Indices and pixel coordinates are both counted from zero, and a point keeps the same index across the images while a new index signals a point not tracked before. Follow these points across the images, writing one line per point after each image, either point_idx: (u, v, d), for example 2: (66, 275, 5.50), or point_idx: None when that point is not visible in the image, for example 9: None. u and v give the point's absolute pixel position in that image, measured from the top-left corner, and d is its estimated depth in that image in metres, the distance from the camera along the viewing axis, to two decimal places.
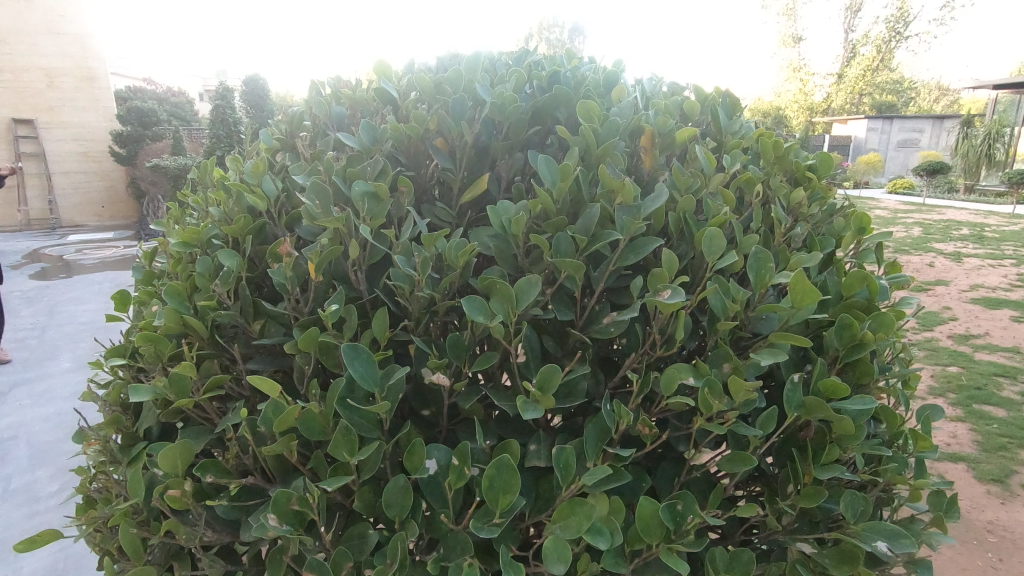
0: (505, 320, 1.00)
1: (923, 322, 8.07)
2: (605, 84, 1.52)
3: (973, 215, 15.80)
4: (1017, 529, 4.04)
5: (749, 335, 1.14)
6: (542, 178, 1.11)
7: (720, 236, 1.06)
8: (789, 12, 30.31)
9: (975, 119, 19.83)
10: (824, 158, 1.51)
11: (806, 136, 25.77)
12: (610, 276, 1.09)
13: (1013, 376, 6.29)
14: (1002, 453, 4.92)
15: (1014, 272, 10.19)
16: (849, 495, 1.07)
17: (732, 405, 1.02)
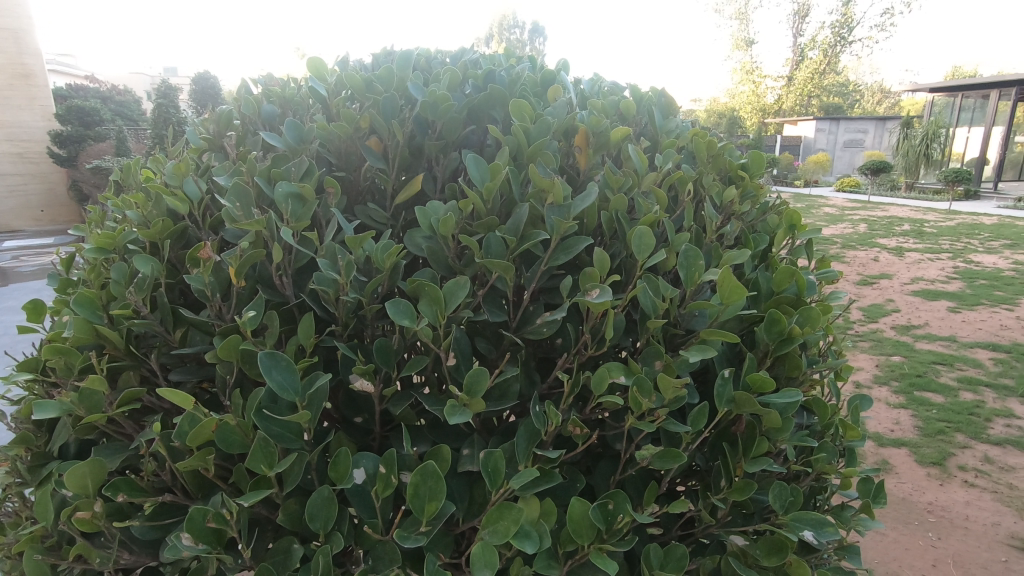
0: (433, 322, 0.98)
1: (869, 314, 8.45)
2: (543, 83, 1.52)
3: (913, 212, 16.64)
4: (954, 508, 4.27)
5: (680, 332, 1.16)
6: (472, 178, 1.09)
7: (649, 236, 1.07)
8: (741, 16, 31.22)
9: (914, 120, 20.87)
10: (757, 157, 1.54)
11: (759, 136, 26.63)
12: (542, 276, 1.09)
13: (949, 364, 6.65)
14: (941, 437, 5.19)
15: (950, 265, 10.77)
16: (777, 486, 1.09)
17: (663, 402, 1.03)
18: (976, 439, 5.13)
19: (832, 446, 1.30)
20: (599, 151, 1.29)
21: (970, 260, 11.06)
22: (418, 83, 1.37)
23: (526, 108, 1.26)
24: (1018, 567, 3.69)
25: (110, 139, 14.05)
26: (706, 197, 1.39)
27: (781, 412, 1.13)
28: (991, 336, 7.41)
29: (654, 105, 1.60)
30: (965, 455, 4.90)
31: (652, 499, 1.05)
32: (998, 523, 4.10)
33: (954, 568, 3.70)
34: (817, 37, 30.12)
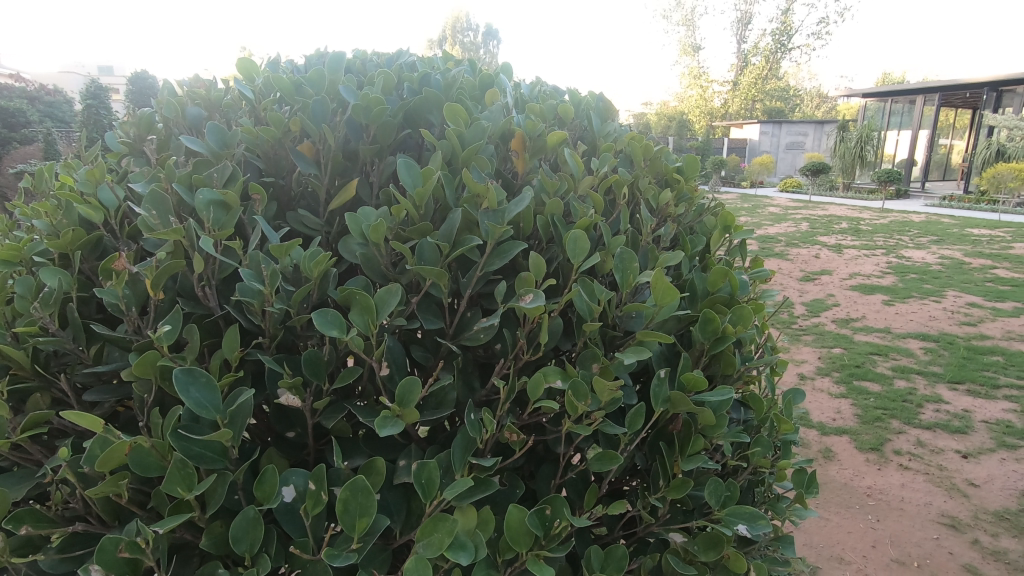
0: (365, 331, 0.95)
1: (811, 309, 8.84)
2: (481, 86, 1.51)
3: (849, 211, 17.53)
4: (891, 491, 4.51)
5: (618, 334, 1.17)
6: (403, 183, 1.07)
7: (584, 239, 1.08)
8: (687, 22, 32.20)
9: (849, 124, 22.00)
10: (690, 160, 1.58)
11: (707, 139, 27.53)
12: (478, 281, 1.07)
13: (884, 354, 7.04)
14: (878, 423, 5.48)
15: (884, 261, 11.40)
16: (712, 482, 1.12)
17: (599, 404, 1.03)
18: (909, 424, 5.44)
19: (767, 440, 1.34)
20: (536, 156, 1.29)
21: (902, 256, 11.73)
22: (351, 85, 1.34)
23: (460, 111, 1.24)
24: (949, 544, 3.93)
25: (37, 142, 13.25)
26: (641, 200, 1.41)
27: (715, 409, 1.16)
28: (921, 327, 7.88)
29: (592, 109, 1.63)
30: (900, 440, 5.19)
31: (592, 501, 1.05)
32: (931, 503, 4.35)
33: (891, 548, 3.90)
34: (759, 43, 31.38)
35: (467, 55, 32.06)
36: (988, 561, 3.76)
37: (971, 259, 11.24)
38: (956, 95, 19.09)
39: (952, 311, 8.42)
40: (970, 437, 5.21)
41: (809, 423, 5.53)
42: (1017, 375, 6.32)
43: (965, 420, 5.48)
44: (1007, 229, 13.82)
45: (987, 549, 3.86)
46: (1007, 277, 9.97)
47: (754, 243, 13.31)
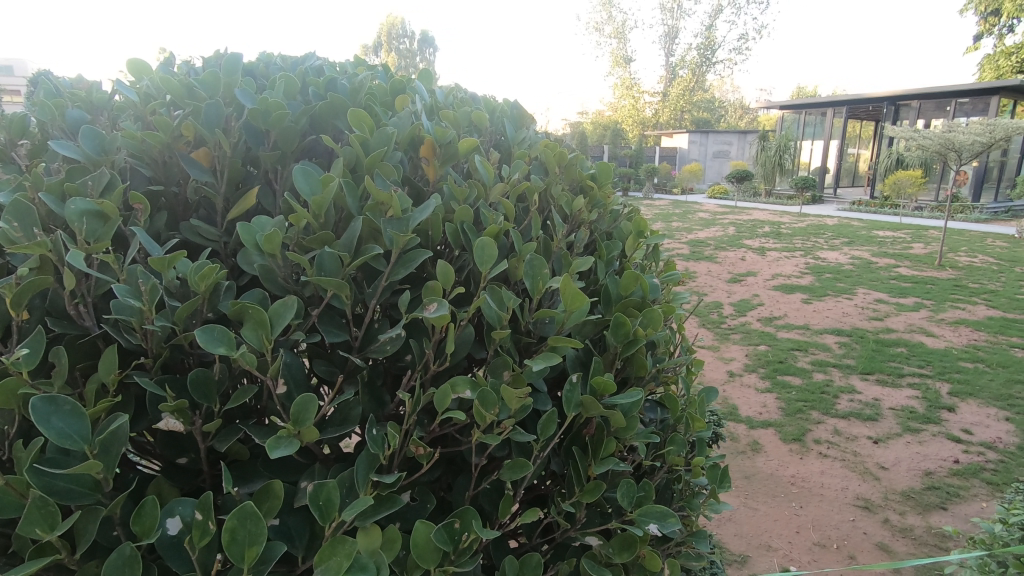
0: (259, 348, 0.90)
1: (738, 309, 9.30)
2: (392, 92, 1.48)
3: (771, 215, 18.61)
4: (812, 478, 4.79)
5: (531, 340, 1.17)
6: (300, 190, 1.03)
7: (491, 246, 1.07)
8: (618, 34, 33.25)
9: (769, 133, 23.40)
10: (603, 168, 1.62)
11: (640, 148, 28.51)
12: (384, 292, 1.04)
13: (804, 349, 7.49)
14: (799, 415, 5.82)
15: (802, 262, 12.16)
16: (624, 485, 1.13)
17: (509, 412, 1.03)
18: (827, 414, 5.81)
19: (680, 437, 1.38)
20: (447, 164, 1.27)
21: (818, 257, 12.55)
22: (251, 89, 1.28)
23: (366, 118, 1.21)
24: (864, 524, 4.20)
25: None
26: (555, 207, 1.43)
27: (626, 411, 1.18)
28: (836, 323, 8.45)
29: (507, 116, 1.64)
30: (819, 430, 5.52)
31: (505, 511, 1.04)
32: (847, 488, 4.65)
33: (813, 533, 4.13)
34: (685, 56, 32.85)
35: (403, 63, 31.81)
36: (897, 538, 4.04)
37: (878, 258, 12.18)
38: (861, 108, 20.70)
39: (863, 307, 9.08)
40: (880, 423, 5.61)
41: (738, 418, 5.80)
42: (919, 365, 6.88)
43: (876, 408, 5.90)
44: (908, 231, 15.07)
45: (897, 527, 4.16)
46: (908, 274, 10.87)
47: (686, 247, 13.88)
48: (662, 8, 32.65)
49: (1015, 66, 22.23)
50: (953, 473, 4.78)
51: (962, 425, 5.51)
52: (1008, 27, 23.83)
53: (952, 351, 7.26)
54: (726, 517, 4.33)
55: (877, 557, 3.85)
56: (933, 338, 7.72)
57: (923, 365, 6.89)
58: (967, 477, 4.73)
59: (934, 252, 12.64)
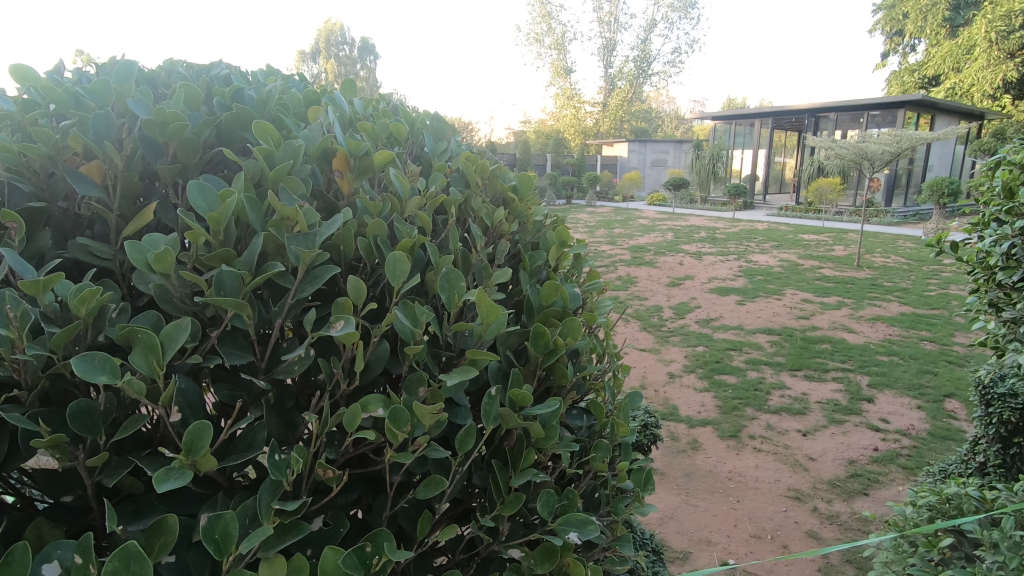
0: (149, 375, 0.85)
1: (678, 311, 9.62)
2: (306, 103, 1.45)
3: (707, 221, 19.41)
4: (748, 472, 5.00)
5: (451, 353, 1.16)
6: (196, 206, 0.98)
7: (403, 260, 1.06)
8: (557, 45, 33.88)
9: (703, 143, 24.44)
10: (524, 179, 1.64)
11: (583, 157, 29.10)
12: (291, 310, 1.01)
13: (739, 349, 7.84)
14: (735, 412, 6.07)
15: (736, 265, 12.75)
16: (544, 495, 1.13)
17: (424, 428, 1.02)
18: (760, 411, 6.08)
19: (604, 444, 1.40)
20: (362, 177, 1.25)
21: (750, 260, 13.18)
22: (147, 100, 1.21)
23: (272, 131, 1.17)
24: (795, 514, 4.41)
25: None
26: (475, 218, 1.44)
27: (547, 421, 1.19)
28: (767, 322, 8.90)
29: (426, 128, 1.64)
30: (754, 425, 5.78)
31: (424, 530, 1.02)
32: (780, 480, 4.88)
33: (749, 526, 4.31)
34: (623, 68, 33.88)
35: (343, 70, 31.25)
36: (825, 525, 4.27)
37: (803, 261, 12.93)
38: (785, 119, 22.00)
39: (791, 307, 9.61)
40: (808, 417, 5.93)
41: (678, 418, 5.99)
42: (842, 360, 7.35)
43: (804, 402, 6.24)
44: (830, 234, 16.11)
45: (824, 514, 4.40)
46: (831, 275, 11.61)
47: (627, 253, 14.27)
48: (600, 21, 33.60)
49: (918, 83, 24.30)
50: (873, 460, 5.11)
51: (880, 415, 5.91)
52: (910, 47, 26.01)
53: (871, 346, 7.80)
54: (668, 516, 4.45)
55: (808, 544, 4.05)
56: (854, 334, 8.26)
57: (845, 360, 7.35)
58: (885, 463, 5.06)
59: (853, 253, 13.56)
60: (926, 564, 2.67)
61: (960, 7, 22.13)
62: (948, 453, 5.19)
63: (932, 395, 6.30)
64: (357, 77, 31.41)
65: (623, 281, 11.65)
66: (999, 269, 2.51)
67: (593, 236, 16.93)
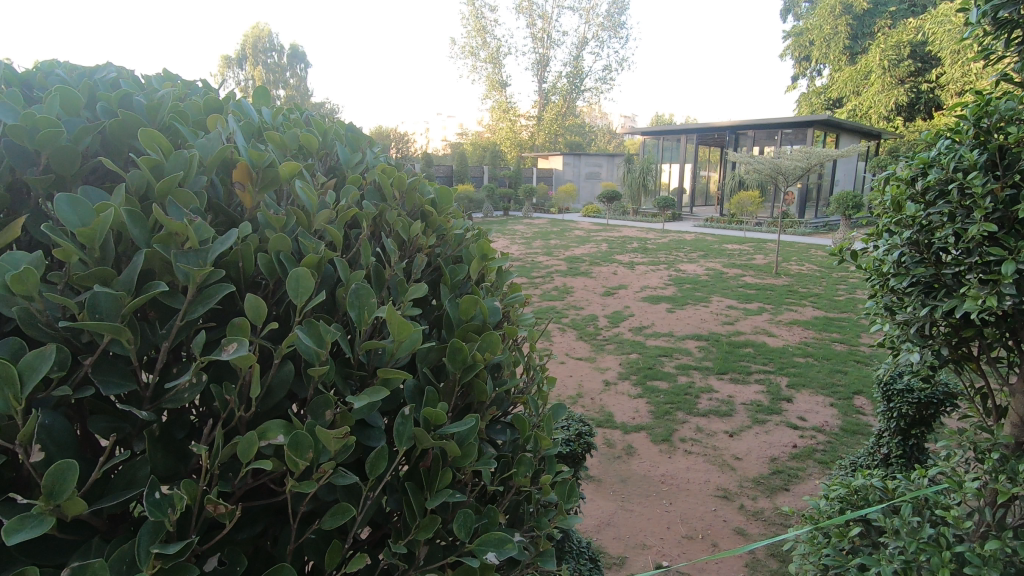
0: (6, 411, 0.75)
1: (612, 320, 9.86)
2: (206, 111, 1.37)
3: (640, 232, 20.10)
4: (679, 475, 5.16)
5: (363, 373, 1.12)
6: (66, 221, 0.90)
7: (307, 277, 1.02)
8: (492, 58, 34.19)
9: (634, 157, 25.36)
10: (443, 192, 1.63)
11: (519, 169, 29.43)
12: (179, 333, 0.94)
13: (670, 355, 8.12)
14: (667, 416, 6.26)
15: (666, 274, 13.26)
16: (461, 515, 1.11)
17: (330, 453, 0.96)
18: (691, 414, 6.31)
19: (526, 458, 1.39)
20: (268, 190, 1.19)
21: (679, 269, 13.75)
22: (16, 103, 1.10)
23: (161, 140, 1.09)
24: (724, 513, 4.59)
25: None
26: (391, 232, 1.40)
27: (464, 439, 1.16)
28: (696, 328, 9.28)
29: (340, 139, 1.59)
30: (684, 429, 5.98)
31: (332, 560, 0.97)
32: (709, 480, 5.06)
33: (682, 527, 4.43)
34: (557, 83, 34.65)
35: (272, 78, 30.22)
36: (750, 521, 4.46)
37: (728, 269, 13.63)
38: (708, 136, 23.21)
39: (717, 313, 10.08)
40: (734, 418, 6.22)
41: (613, 424, 6.11)
42: (763, 362, 7.76)
43: (730, 404, 6.53)
44: (751, 244, 17.10)
45: (750, 511, 4.60)
46: (753, 282, 12.30)
47: (564, 264, 14.52)
48: (533, 37, 34.27)
49: (824, 104, 26.36)
50: (793, 456, 5.41)
51: (798, 413, 6.28)
52: (817, 71, 28.24)
53: (789, 349, 8.29)
54: (605, 522, 4.50)
55: (735, 541, 4.21)
56: (774, 338, 8.77)
57: (766, 362, 7.77)
58: (803, 459, 5.37)
59: (771, 262, 14.45)
60: (839, 553, 2.82)
61: (858, 37, 24.29)
62: (858, 446, 5.57)
63: (843, 393, 6.77)
64: (286, 85, 30.40)
65: (560, 292, 11.83)
66: (892, 275, 2.71)
67: (530, 247, 17.11)
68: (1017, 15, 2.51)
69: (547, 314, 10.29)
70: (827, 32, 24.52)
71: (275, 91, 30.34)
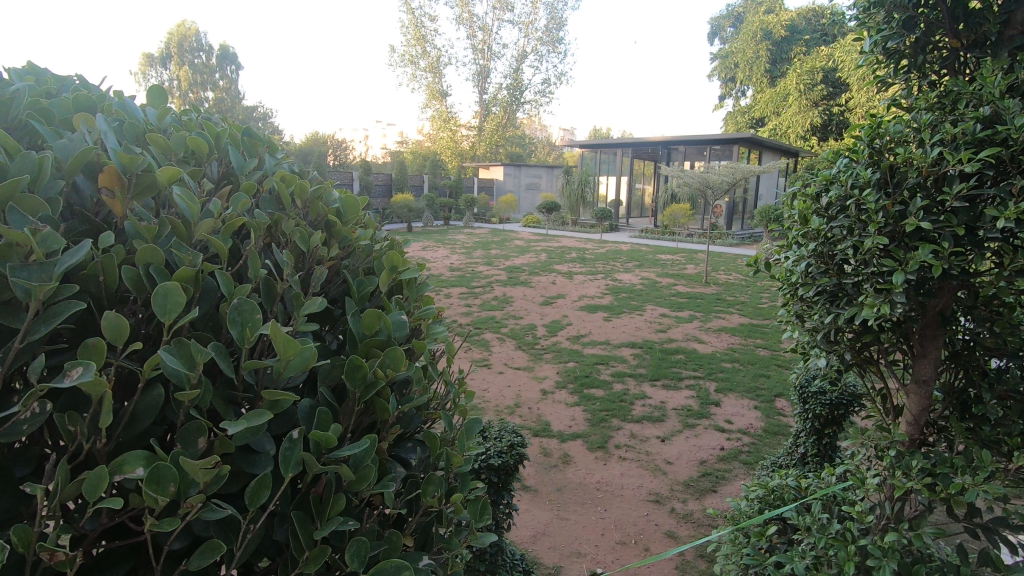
0: None
1: (551, 329, 9.94)
2: (76, 110, 1.26)
3: (579, 242, 20.48)
4: (614, 481, 5.23)
5: (247, 396, 1.03)
6: None
7: (178, 292, 0.93)
8: (432, 67, 34.02)
9: (573, 169, 25.90)
10: (348, 200, 1.56)
11: (460, 179, 29.36)
12: (20, 356, 0.83)
13: (606, 363, 8.27)
14: (603, 423, 6.36)
15: (603, 283, 13.55)
16: (353, 544, 1.04)
17: (200, 486, 0.88)
18: (625, 421, 6.44)
19: (435, 477, 1.33)
20: (142, 197, 1.10)
21: (616, 279, 14.10)
22: None
23: (8, 139, 0.99)
24: (655, 516, 4.68)
25: None
26: (288, 243, 1.33)
27: (360, 461, 1.10)
28: (630, 336, 9.52)
29: (237, 145, 1.50)
30: (619, 435, 6.09)
31: None
32: (642, 485, 5.16)
33: (616, 532, 4.49)
34: (497, 95, 34.94)
35: (199, 79, 28.67)
36: (681, 524, 4.57)
37: (661, 279, 14.12)
38: (643, 150, 24.06)
39: (651, 322, 10.39)
40: (666, 423, 6.39)
41: (550, 433, 6.13)
42: (693, 368, 8.05)
43: (662, 410, 6.72)
44: (682, 254, 17.79)
45: (680, 514, 4.72)
46: (684, 291, 12.78)
47: (503, 274, 14.55)
48: (473, 48, 34.42)
49: (748, 123, 27.98)
50: (720, 459, 5.61)
51: (725, 417, 6.54)
52: (741, 92, 29.96)
53: (717, 355, 8.65)
54: (541, 532, 4.49)
55: (666, 544, 4.30)
56: (703, 344, 9.12)
57: (696, 368, 8.07)
58: (729, 461, 5.58)
59: (701, 271, 15.10)
60: (758, 552, 2.93)
61: (776, 61, 26.01)
62: (779, 446, 5.86)
63: (766, 396, 7.12)
64: (215, 87, 28.94)
65: (499, 301, 11.83)
66: (800, 285, 2.87)
67: (470, 257, 17.04)
68: (902, 46, 2.73)
69: (486, 324, 10.24)
70: (750, 55, 26.11)
71: (202, 92, 28.78)
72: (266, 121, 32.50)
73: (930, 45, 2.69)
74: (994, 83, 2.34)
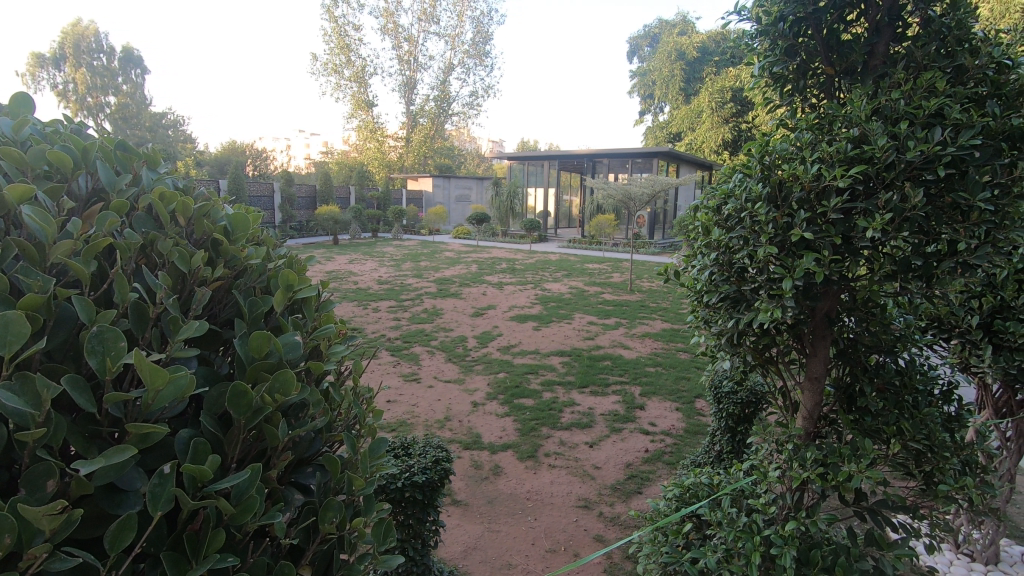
0: None
1: (481, 341, 9.93)
2: None
3: (509, 253, 20.67)
4: (544, 489, 5.28)
5: (113, 430, 0.96)
6: None
7: (21, 320, 0.86)
8: (357, 77, 33.40)
9: (501, 181, 26.20)
10: (238, 218, 1.49)
11: (388, 191, 28.88)
12: None
13: (536, 372, 8.37)
14: (533, 432, 6.41)
15: (532, 293, 13.72)
16: None
17: (46, 535, 0.81)
18: (554, 428, 6.52)
19: (333, 503, 1.28)
20: None
21: (545, 288, 14.35)
22: None
23: None
24: (584, 522, 4.76)
25: None
26: (164, 264, 1.25)
27: (243, 493, 1.05)
28: (560, 345, 9.68)
29: (109, 159, 1.41)
30: (548, 443, 6.16)
31: None
32: (571, 492, 5.24)
33: (545, 541, 4.51)
34: (424, 106, 34.85)
35: (99, 82, 26.63)
36: (608, 527, 4.68)
37: (589, 287, 14.53)
38: (569, 162, 24.75)
39: (579, 330, 10.64)
40: (594, 429, 6.54)
41: (480, 445, 6.10)
42: (619, 374, 8.31)
43: (590, 416, 6.87)
44: (608, 263, 18.38)
45: (607, 517, 4.83)
46: (610, 299, 13.21)
47: (433, 286, 14.41)
48: (399, 58, 34.12)
49: (666, 138, 29.54)
50: (645, 461, 5.81)
51: (650, 419, 6.79)
52: (659, 108, 31.63)
53: (641, 360, 8.99)
54: (471, 547, 4.43)
55: (593, 548, 4.38)
56: (628, 350, 9.44)
57: (622, 373, 8.33)
58: (653, 462, 5.78)
59: (626, 279, 15.69)
60: (675, 549, 3.04)
61: (690, 80, 27.69)
62: (698, 446, 6.14)
63: (686, 397, 7.45)
64: (118, 91, 27.00)
65: (429, 314, 11.69)
66: (705, 291, 3.04)
67: (399, 269, 16.73)
68: (786, 71, 2.98)
69: (415, 337, 10.07)
70: (666, 74, 27.64)
71: (103, 97, 26.79)
72: (176, 129, 30.61)
73: (810, 70, 2.96)
74: (861, 106, 2.59)
